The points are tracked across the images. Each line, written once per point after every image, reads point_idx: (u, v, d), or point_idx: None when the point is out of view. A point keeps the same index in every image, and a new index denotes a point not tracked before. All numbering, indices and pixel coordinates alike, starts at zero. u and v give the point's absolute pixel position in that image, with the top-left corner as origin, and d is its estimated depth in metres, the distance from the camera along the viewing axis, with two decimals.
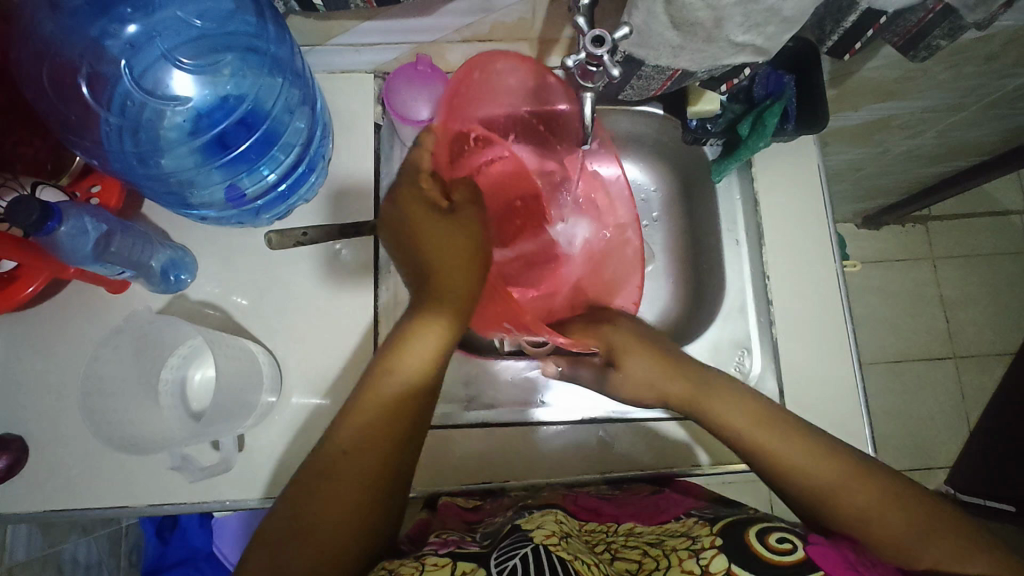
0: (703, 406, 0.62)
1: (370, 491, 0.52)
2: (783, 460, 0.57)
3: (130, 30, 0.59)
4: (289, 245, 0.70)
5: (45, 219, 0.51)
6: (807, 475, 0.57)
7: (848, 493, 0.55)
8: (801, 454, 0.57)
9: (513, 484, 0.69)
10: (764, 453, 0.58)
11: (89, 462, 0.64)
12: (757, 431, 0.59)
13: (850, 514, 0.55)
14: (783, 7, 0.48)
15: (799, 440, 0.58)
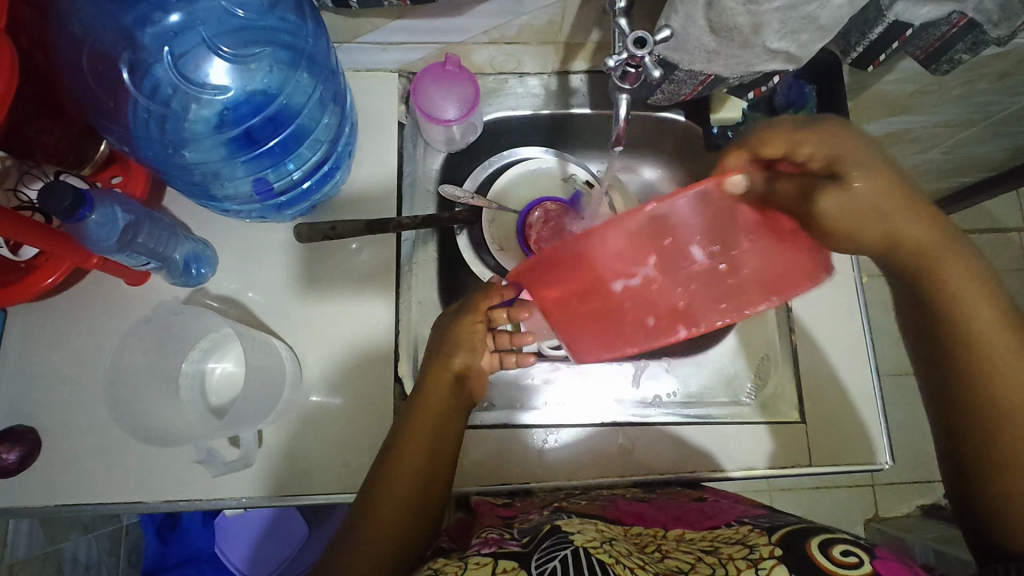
0: (937, 260, 0.52)
1: (415, 506, 0.57)
2: (959, 297, 0.52)
3: (171, 19, 0.59)
4: (319, 238, 0.68)
5: (77, 206, 0.50)
6: (974, 316, 0.51)
7: (1010, 354, 0.50)
8: (983, 304, 0.51)
9: (537, 486, 0.69)
10: (936, 291, 0.52)
11: (105, 456, 0.63)
12: (942, 260, 0.52)
13: (1003, 383, 0.50)
14: (821, 15, 0.49)
15: (979, 307, 0.51)
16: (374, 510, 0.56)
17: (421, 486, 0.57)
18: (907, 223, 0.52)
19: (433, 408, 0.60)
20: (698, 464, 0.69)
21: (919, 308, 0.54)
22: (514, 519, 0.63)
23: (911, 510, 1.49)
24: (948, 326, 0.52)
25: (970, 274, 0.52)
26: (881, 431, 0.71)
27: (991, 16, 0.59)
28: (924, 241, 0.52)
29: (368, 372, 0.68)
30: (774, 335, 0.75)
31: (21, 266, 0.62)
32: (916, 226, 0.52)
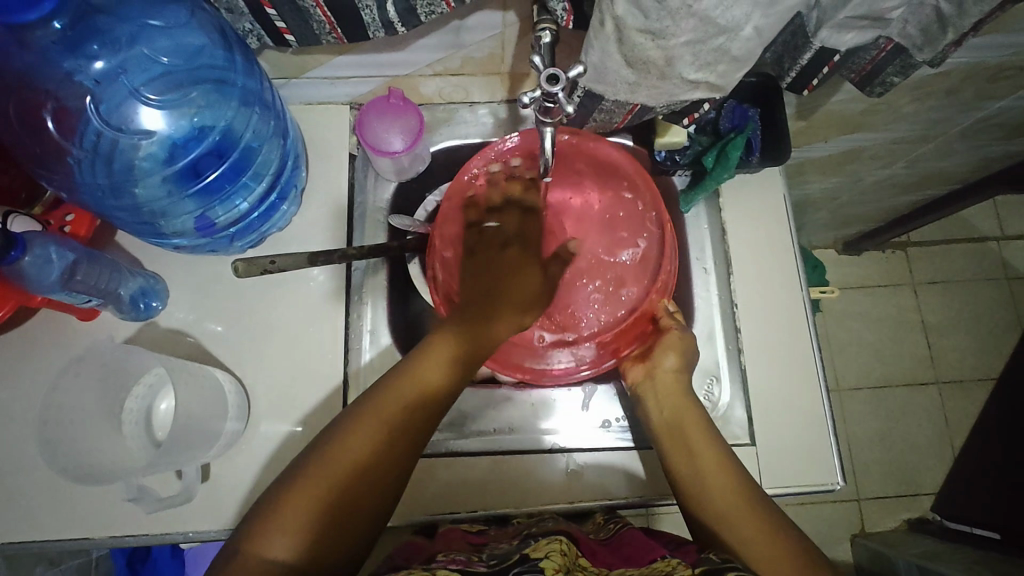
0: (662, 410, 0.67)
1: (361, 476, 0.56)
2: (685, 425, 0.66)
3: (97, 66, 0.58)
4: (256, 273, 0.68)
5: (8, 249, 0.52)
6: (686, 428, 0.66)
7: (708, 449, 0.64)
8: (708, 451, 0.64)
9: (514, 512, 0.69)
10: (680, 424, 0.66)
11: (51, 492, 0.63)
12: (666, 386, 0.68)
13: (709, 498, 0.61)
14: (731, 47, 0.50)
15: (692, 423, 0.66)
16: (303, 478, 0.56)
17: (375, 456, 0.57)
18: (661, 363, 0.69)
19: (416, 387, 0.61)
20: (655, 490, 0.70)
21: (654, 411, 0.68)
22: (484, 545, 0.62)
23: (898, 525, 1.47)
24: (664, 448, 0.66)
25: (685, 399, 0.67)
26: (830, 447, 0.72)
27: (915, 41, 0.61)
28: (665, 378, 0.68)
29: (315, 401, 0.68)
30: (723, 355, 0.75)
31: None
32: (664, 384, 0.68)
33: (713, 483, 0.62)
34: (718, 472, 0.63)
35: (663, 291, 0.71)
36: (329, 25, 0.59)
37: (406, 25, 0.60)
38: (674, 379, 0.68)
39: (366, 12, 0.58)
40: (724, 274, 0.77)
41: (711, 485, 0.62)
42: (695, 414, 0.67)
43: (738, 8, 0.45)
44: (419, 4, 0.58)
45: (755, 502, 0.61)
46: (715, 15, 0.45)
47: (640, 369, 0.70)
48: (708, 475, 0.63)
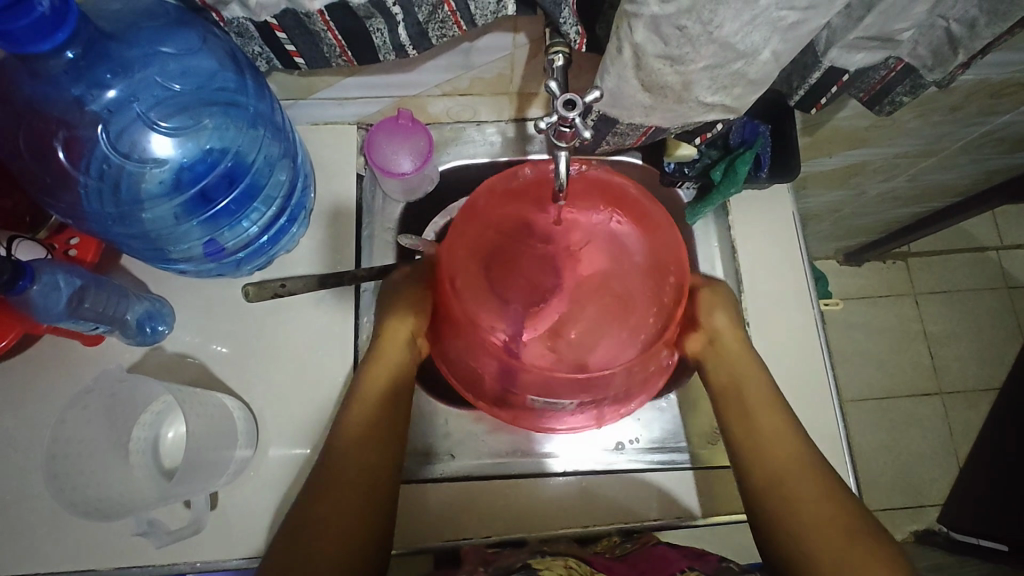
0: (743, 389, 0.65)
1: (372, 489, 0.57)
2: (779, 467, 0.60)
3: (109, 94, 0.57)
4: (267, 298, 0.69)
5: (17, 279, 0.50)
6: (791, 469, 0.60)
7: (776, 426, 0.62)
8: (775, 430, 0.62)
9: (529, 537, 0.67)
10: (747, 409, 0.64)
11: (52, 523, 0.62)
12: (760, 414, 0.63)
13: (788, 490, 0.59)
14: (748, 71, 0.50)
15: (769, 407, 0.63)
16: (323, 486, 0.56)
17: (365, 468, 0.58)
18: (746, 382, 0.65)
19: (386, 368, 0.63)
20: (674, 509, 0.69)
21: (740, 456, 0.62)
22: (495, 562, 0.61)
23: (905, 537, 1.46)
24: (734, 436, 0.63)
25: (786, 430, 0.62)
26: (846, 466, 0.71)
27: (925, 62, 0.61)
28: (758, 412, 0.63)
29: (325, 425, 0.67)
30: None
31: None
32: (760, 416, 0.63)
33: (815, 519, 0.57)
34: (825, 509, 0.58)
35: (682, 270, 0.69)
36: (340, 48, 0.59)
37: (419, 48, 0.60)
38: (724, 340, 0.67)
39: (379, 36, 0.58)
40: (735, 292, 0.77)
41: (816, 523, 0.57)
42: (800, 450, 0.61)
43: (757, 33, 0.45)
44: (431, 28, 0.57)
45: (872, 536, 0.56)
46: (733, 41, 0.45)
47: (698, 337, 0.68)
48: (818, 514, 0.57)
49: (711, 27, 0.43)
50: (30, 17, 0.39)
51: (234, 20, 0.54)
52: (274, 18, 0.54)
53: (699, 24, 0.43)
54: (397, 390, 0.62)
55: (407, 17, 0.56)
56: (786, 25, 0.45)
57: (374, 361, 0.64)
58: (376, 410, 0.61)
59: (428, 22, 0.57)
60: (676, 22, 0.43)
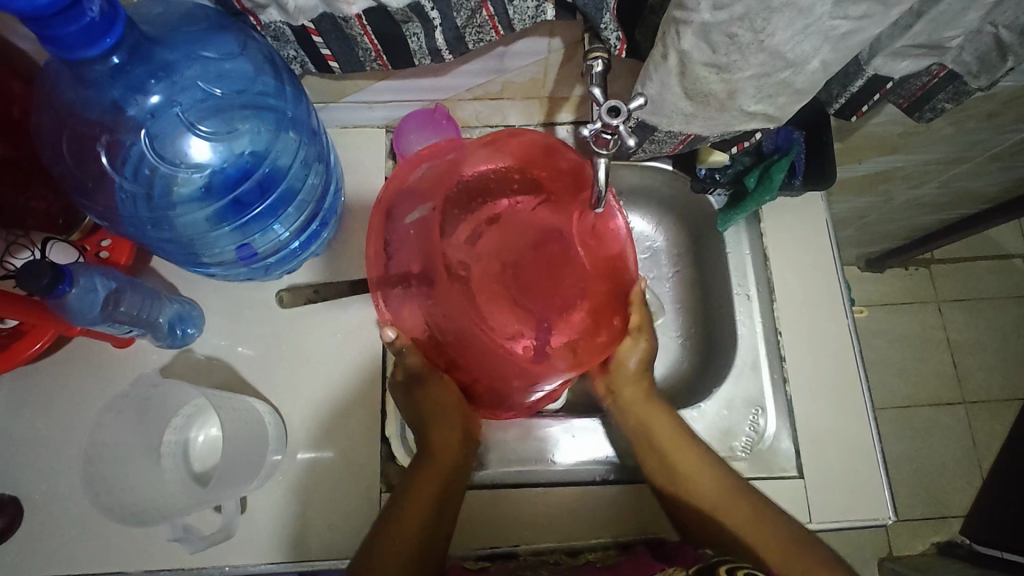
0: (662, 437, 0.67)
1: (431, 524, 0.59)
2: (713, 505, 0.63)
3: (152, 99, 0.57)
4: (299, 304, 0.70)
5: (56, 283, 0.50)
6: (722, 509, 0.63)
7: (699, 465, 0.65)
8: (699, 466, 0.65)
9: (522, 549, 0.66)
10: (666, 448, 0.67)
11: (86, 524, 0.63)
12: (676, 454, 0.66)
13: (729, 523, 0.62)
14: (795, 80, 0.49)
15: (679, 441, 0.66)
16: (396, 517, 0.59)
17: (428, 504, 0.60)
18: (655, 425, 0.68)
19: (443, 466, 0.62)
20: None
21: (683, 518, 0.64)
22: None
23: (926, 548, 1.44)
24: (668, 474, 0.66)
25: (700, 460, 0.65)
26: (881, 480, 0.69)
27: (971, 69, 0.59)
28: (675, 456, 0.66)
29: (353, 430, 0.67)
30: (768, 384, 0.73)
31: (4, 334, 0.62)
32: (677, 456, 0.66)
33: (762, 548, 0.60)
34: (767, 535, 0.60)
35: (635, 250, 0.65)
36: (376, 52, 0.59)
37: (454, 53, 0.60)
38: (635, 389, 0.70)
39: (414, 41, 0.57)
40: (767, 302, 0.76)
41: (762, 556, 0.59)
42: (723, 481, 0.64)
43: (808, 42, 0.44)
44: (468, 32, 0.57)
45: (811, 547, 0.59)
46: (784, 50, 0.44)
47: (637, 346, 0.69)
48: (764, 547, 0.60)
49: (762, 36, 0.42)
50: (79, 23, 0.39)
51: (270, 24, 0.54)
52: (312, 22, 0.54)
53: (750, 32, 0.42)
54: (453, 483, 0.62)
55: (445, 22, 0.55)
56: (839, 33, 0.44)
57: (430, 461, 0.62)
58: (434, 504, 0.60)
59: (466, 26, 0.56)
60: (726, 29, 0.42)
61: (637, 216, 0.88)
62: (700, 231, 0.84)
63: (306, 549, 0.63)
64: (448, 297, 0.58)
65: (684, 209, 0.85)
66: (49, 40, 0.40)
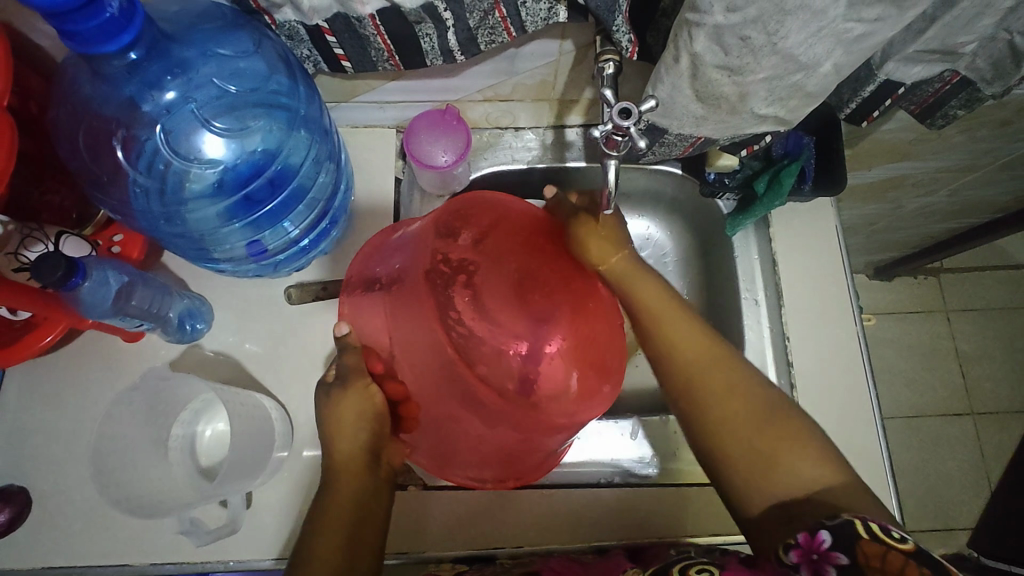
0: (642, 303, 0.60)
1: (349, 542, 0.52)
2: (706, 383, 0.57)
3: (167, 96, 0.58)
4: (308, 300, 0.71)
5: (69, 275, 0.50)
6: (715, 380, 0.56)
7: (680, 325, 0.58)
8: (685, 333, 0.58)
9: (498, 552, 0.66)
10: (652, 315, 0.59)
11: (92, 516, 0.64)
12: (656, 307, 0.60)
13: (722, 408, 0.56)
14: (807, 84, 0.49)
15: (668, 304, 0.59)
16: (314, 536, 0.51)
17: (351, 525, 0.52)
18: (640, 287, 0.60)
19: (353, 488, 0.54)
20: (710, 526, 0.67)
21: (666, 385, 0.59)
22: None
23: None
24: (656, 345, 0.59)
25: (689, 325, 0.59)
26: (889, 490, 0.69)
27: (983, 75, 0.59)
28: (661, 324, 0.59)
29: None
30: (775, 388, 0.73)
31: (18, 325, 0.62)
32: (666, 318, 0.59)
33: (742, 432, 0.55)
34: (753, 414, 0.55)
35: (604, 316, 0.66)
36: (388, 52, 0.59)
37: (466, 54, 0.60)
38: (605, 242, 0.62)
39: (427, 41, 0.58)
40: (775, 307, 0.76)
41: (746, 436, 0.55)
42: (717, 359, 0.57)
43: (821, 45, 0.44)
44: (480, 33, 0.57)
45: (797, 433, 0.54)
46: (797, 53, 0.44)
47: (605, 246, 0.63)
48: (748, 427, 0.55)
49: (775, 39, 0.43)
50: (98, 19, 0.40)
51: (285, 23, 0.55)
52: (325, 22, 0.55)
53: (763, 35, 0.42)
54: (369, 508, 0.54)
55: (458, 22, 0.55)
56: (852, 37, 0.44)
57: (336, 489, 0.54)
58: (343, 533, 0.52)
59: (478, 27, 0.56)
60: (740, 31, 0.42)
61: (645, 219, 0.88)
62: (708, 236, 0.84)
63: None
64: (414, 298, 0.61)
65: (691, 213, 0.85)
66: (70, 35, 0.40)
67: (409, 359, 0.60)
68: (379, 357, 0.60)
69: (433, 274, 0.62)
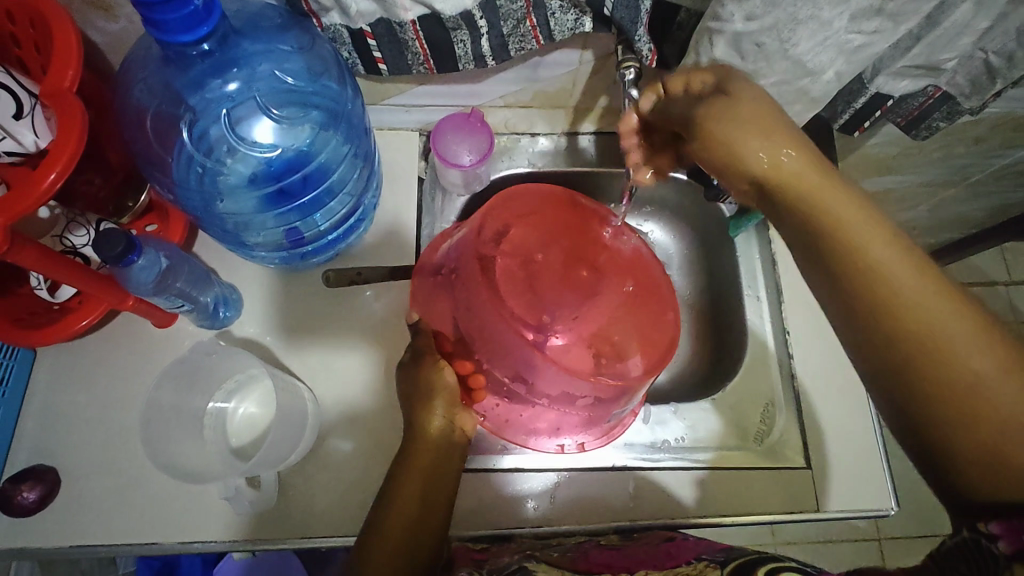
0: (831, 218, 0.44)
1: (421, 510, 0.57)
2: (921, 329, 0.41)
3: (229, 86, 0.62)
4: (345, 284, 0.74)
5: (128, 252, 0.54)
6: (932, 331, 0.40)
7: (887, 247, 0.43)
8: (901, 270, 0.42)
9: (522, 531, 0.68)
10: (859, 246, 0.43)
11: (121, 496, 0.65)
12: (845, 212, 0.44)
13: (954, 361, 0.40)
14: (811, 90, 0.55)
15: (875, 238, 0.43)
16: (392, 504, 0.57)
17: (427, 493, 0.58)
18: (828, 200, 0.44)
19: (427, 460, 0.59)
20: (717, 507, 0.71)
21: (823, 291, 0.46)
22: (485, 561, 0.61)
23: None
24: (856, 281, 0.43)
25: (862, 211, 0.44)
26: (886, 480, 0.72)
27: (963, 90, 0.65)
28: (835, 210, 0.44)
29: (382, 413, 0.70)
30: (778, 380, 0.78)
31: (56, 309, 0.66)
32: (880, 255, 0.42)
33: (963, 393, 0.39)
34: (1020, 402, 0.38)
35: (652, 286, 0.69)
36: (423, 56, 0.63)
37: (496, 59, 0.65)
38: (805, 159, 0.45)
39: (461, 46, 0.62)
40: (775, 304, 0.81)
41: (975, 388, 0.39)
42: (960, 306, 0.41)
43: (825, 54, 0.50)
44: (512, 40, 0.62)
45: None
46: (805, 60, 0.50)
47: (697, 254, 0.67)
48: (1007, 416, 0.38)
49: (786, 46, 0.48)
50: (181, 11, 0.44)
51: (331, 26, 0.60)
52: (369, 26, 0.59)
53: (776, 42, 0.48)
54: (438, 478, 0.59)
55: (492, 30, 0.60)
56: (852, 47, 0.50)
57: (412, 461, 0.59)
58: (417, 506, 0.57)
59: (511, 35, 0.61)
60: (755, 38, 0.48)
61: (651, 224, 0.93)
62: (711, 239, 0.89)
63: (336, 525, 0.66)
64: (470, 284, 0.64)
65: (695, 218, 0.90)
66: (155, 23, 0.45)
67: (473, 337, 0.65)
68: (449, 338, 0.66)
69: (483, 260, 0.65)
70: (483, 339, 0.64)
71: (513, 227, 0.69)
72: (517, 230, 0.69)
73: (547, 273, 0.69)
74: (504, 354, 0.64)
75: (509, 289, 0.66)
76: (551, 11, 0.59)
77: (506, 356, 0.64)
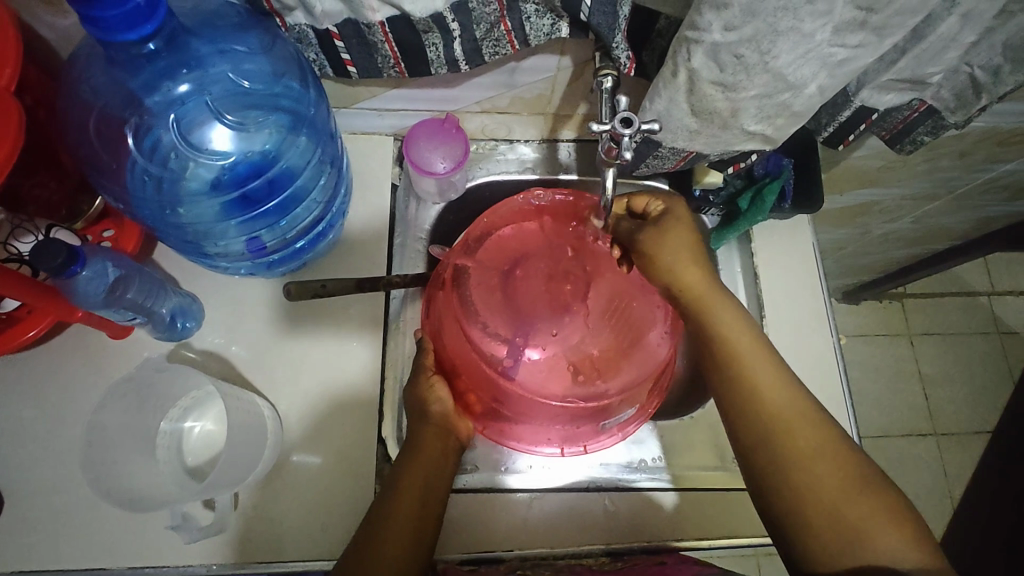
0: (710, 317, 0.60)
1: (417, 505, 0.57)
2: (790, 429, 0.55)
3: (180, 88, 0.59)
4: (307, 296, 0.69)
5: (69, 263, 0.51)
6: (788, 428, 0.55)
7: (767, 380, 0.57)
8: (769, 377, 0.57)
9: (507, 554, 0.66)
10: (737, 355, 0.58)
11: (68, 517, 0.62)
12: (748, 354, 0.58)
13: (796, 449, 0.54)
14: (794, 103, 0.53)
15: (739, 329, 0.59)
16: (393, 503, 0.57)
17: (429, 490, 0.59)
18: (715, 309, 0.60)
19: (425, 456, 0.60)
20: (700, 529, 0.68)
21: (741, 421, 0.57)
22: None
23: None
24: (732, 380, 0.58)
25: (777, 378, 0.57)
26: None
27: (947, 104, 0.64)
28: (753, 367, 0.58)
29: (346, 431, 0.67)
30: None
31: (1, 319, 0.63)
32: (762, 375, 0.57)
33: (812, 504, 0.52)
34: (833, 481, 0.53)
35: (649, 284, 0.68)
36: (394, 59, 0.60)
37: (470, 64, 0.62)
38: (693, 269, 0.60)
39: (433, 50, 0.59)
40: (757, 318, 0.79)
41: (816, 481, 0.53)
42: (805, 413, 0.56)
43: (807, 66, 0.48)
44: (486, 45, 0.59)
45: (878, 495, 0.52)
46: (786, 72, 0.48)
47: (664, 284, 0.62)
48: (822, 488, 0.53)
49: (767, 58, 0.46)
50: (122, 7, 0.42)
51: (295, 26, 0.56)
52: (335, 27, 0.56)
53: (756, 54, 0.46)
54: (436, 473, 0.60)
55: (464, 33, 0.57)
56: (836, 61, 0.48)
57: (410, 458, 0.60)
58: (416, 502, 0.57)
59: (484, 39, 0.58)
60: (735, 49, 0.46)
61: None
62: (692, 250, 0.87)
63: (296, 550, 0.62)
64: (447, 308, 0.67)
65: None
66: (92, 21, 0.42)
67: (458, 361, 0.66)
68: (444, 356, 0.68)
69: (456, 288, 0.67)
70: (463, 364, 0.66)
71: (488, 246, 0.69)
72: (498, 244, 0.70)
73: (526, 282, 0.68)
74: (481, 377, 0.65)
75: (487, 310, 0.65)
76: (526, 15, 0.57)
77: (486, 378, 0.65)
